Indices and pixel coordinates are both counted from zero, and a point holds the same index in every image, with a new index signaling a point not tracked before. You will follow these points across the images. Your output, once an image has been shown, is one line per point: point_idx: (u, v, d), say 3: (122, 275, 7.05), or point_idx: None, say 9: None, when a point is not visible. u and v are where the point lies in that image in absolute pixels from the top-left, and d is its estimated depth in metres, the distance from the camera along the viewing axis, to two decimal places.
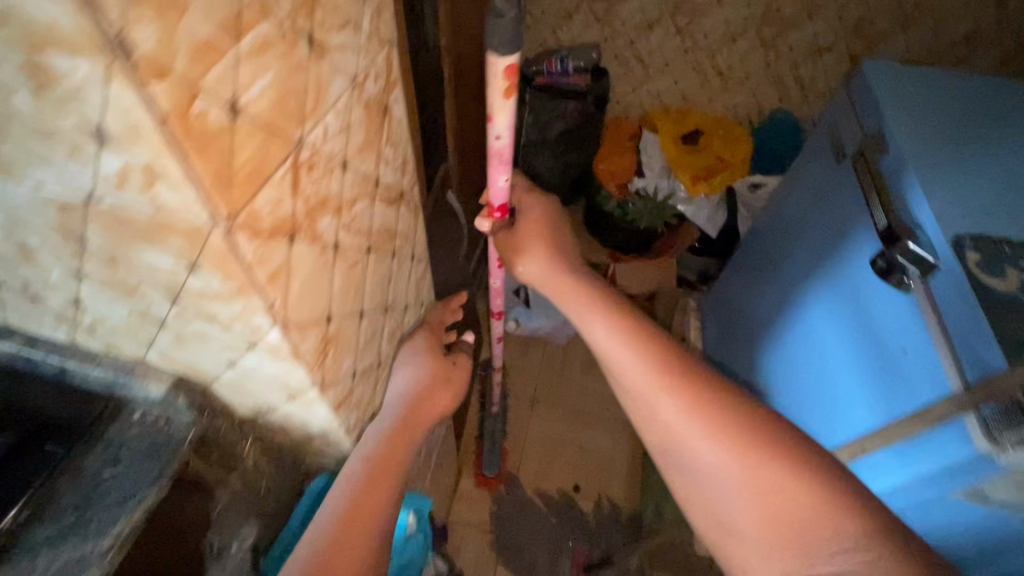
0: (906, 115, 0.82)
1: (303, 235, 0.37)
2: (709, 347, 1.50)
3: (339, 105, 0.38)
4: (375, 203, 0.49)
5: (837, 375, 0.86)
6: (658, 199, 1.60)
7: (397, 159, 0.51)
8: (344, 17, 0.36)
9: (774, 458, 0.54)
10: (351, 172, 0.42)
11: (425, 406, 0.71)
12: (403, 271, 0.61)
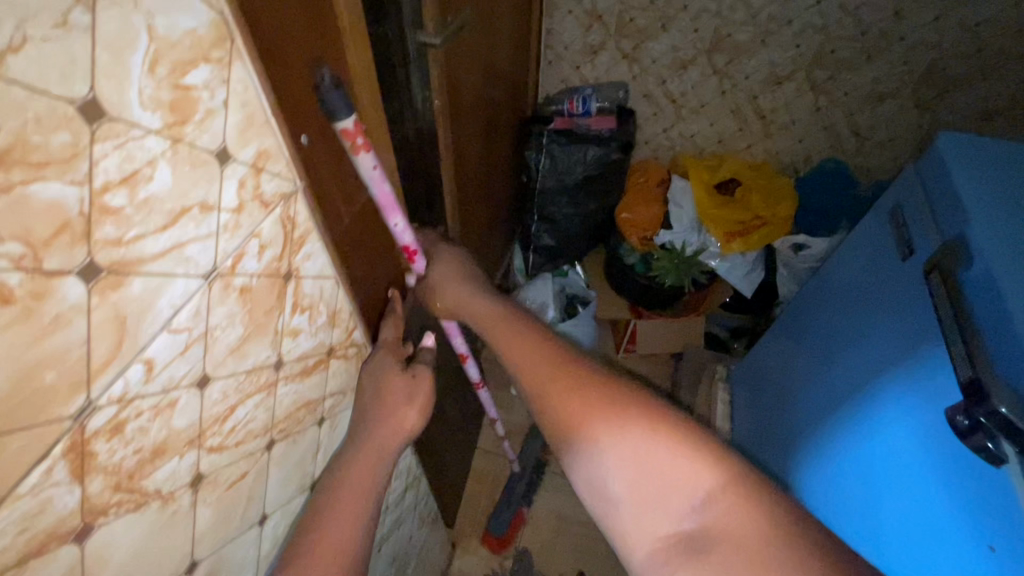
0: (998, 219, 0.66)
1: (125, 499, 0.32)
2: (737, 425, 1.33)
3: (177, 340, 0.33)
4: (275, 388, 0.45)
5: (906, 532, 0.69)
6: (687, 254, 1.44)
7: (310, 330, 0.47)
8: (168, 237, 0.30)
9: (646, 425, 0.50)
10: (217, 391, 0.37)
11: (383, 453, 0.59)
12: (323, 430, 0.56)
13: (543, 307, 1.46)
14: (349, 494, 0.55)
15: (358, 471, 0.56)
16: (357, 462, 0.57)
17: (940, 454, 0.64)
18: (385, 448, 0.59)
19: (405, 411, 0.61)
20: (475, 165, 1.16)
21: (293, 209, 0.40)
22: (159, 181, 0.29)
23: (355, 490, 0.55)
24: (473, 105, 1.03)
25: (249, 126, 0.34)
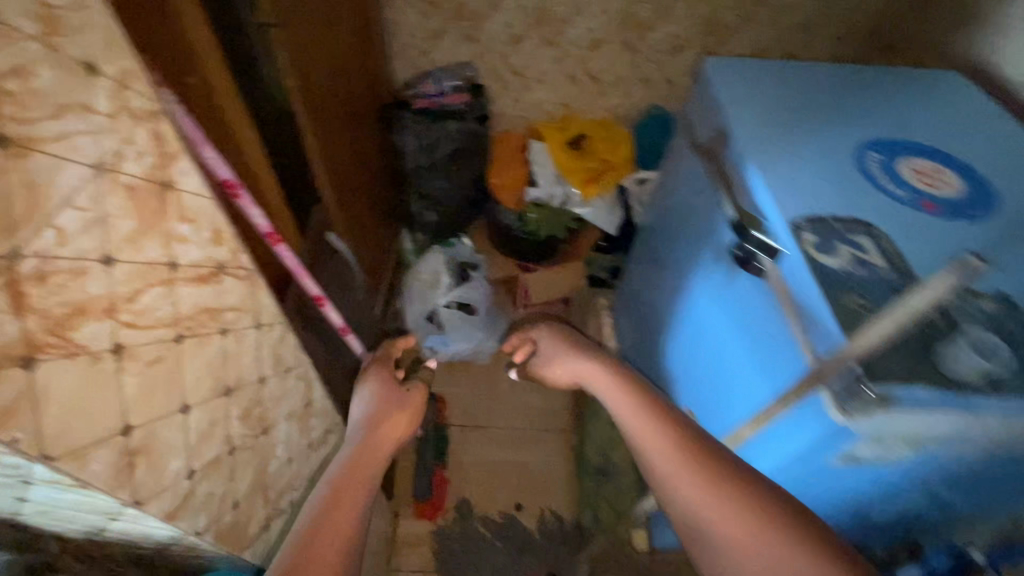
0: (751, 112, 0.86)
1: (55, 345, 0.40)
2: (624, 346, 1.50)
3: (80, 205, 0.41)
4: (177, 284, 0.52)
5: (718, 362, 0.85)
6: (554, 206, 1.62)
7: (201, 235, 0.55)
8: (55, 111, 0.39)
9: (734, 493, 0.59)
10: (124, 267, 0.46)
11: (375, 456, 0.69)
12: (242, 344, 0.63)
13: (437, 276, 1.56)
14: (342, 479, 0.63)
15: (355, 469, 0.65)
16: (351, 465, 0.65)
17: (732, 292, 0.82)
18: (373, 452, 0.70)
19: (399, 415, 0.78)
20: (345, 147, 1.23)
21: (161, 128, 0.49)
22: (44, 81, 0.38)
23: (356, 483, 0.64)
24: (330, 90, 1.10)
25: (111, 48, 0.43)
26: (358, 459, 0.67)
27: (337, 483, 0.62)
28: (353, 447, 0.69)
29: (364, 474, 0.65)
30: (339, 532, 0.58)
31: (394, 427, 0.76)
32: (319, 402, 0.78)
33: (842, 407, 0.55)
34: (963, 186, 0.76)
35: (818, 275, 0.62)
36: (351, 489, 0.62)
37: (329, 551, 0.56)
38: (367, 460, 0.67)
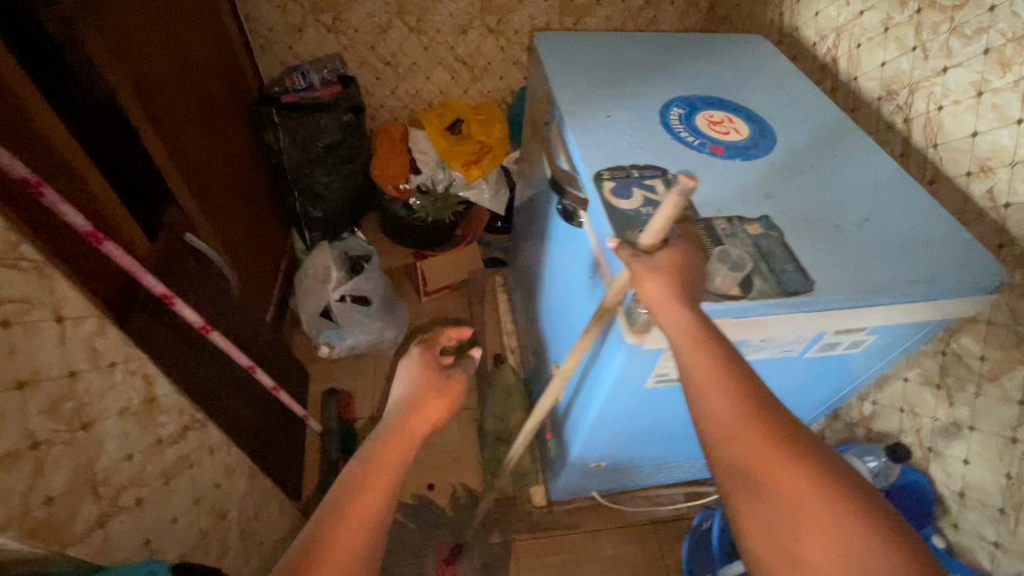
0: (573, 81, 0.93)
1: None
2: (518, 318, 1.58)
3: None
4: None
5: (573, 311, 0.94)
6: (439, 191, 1.65)
7: None
8: None
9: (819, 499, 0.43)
10: None
11: (418, 428, 0.65)
12: (44, 337, 0.55)
13: (327, 272, 1.56)
14: (379, 452, 0.58)
15: (398, 446, 0.60)
16: (400, 434, 0.62)
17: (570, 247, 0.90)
18: (415, 435, 0.63)
19: (435, 399, 0.70)
20: (204, 147, 1.18)
21: None
22: None
23: (393, 460, 0.57)
24: (173, 87, 1.06)
25: None
26: (420, 415, 0.66)
27: (380, 454, 0.58)
28: (394, 423, 0.64)
29: (403, 451, 0.59)
30: (374, 502, 0.52)
31: (436, 410, 0.69)
32: (167, 398, 0.76)
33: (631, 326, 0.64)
34: (747, 127, 0.87)
35: (612, 218, 0.69)
36: (388, 463, 0.57)
37: (358, 526, 0.50)
38: (418, 425, 0.65)
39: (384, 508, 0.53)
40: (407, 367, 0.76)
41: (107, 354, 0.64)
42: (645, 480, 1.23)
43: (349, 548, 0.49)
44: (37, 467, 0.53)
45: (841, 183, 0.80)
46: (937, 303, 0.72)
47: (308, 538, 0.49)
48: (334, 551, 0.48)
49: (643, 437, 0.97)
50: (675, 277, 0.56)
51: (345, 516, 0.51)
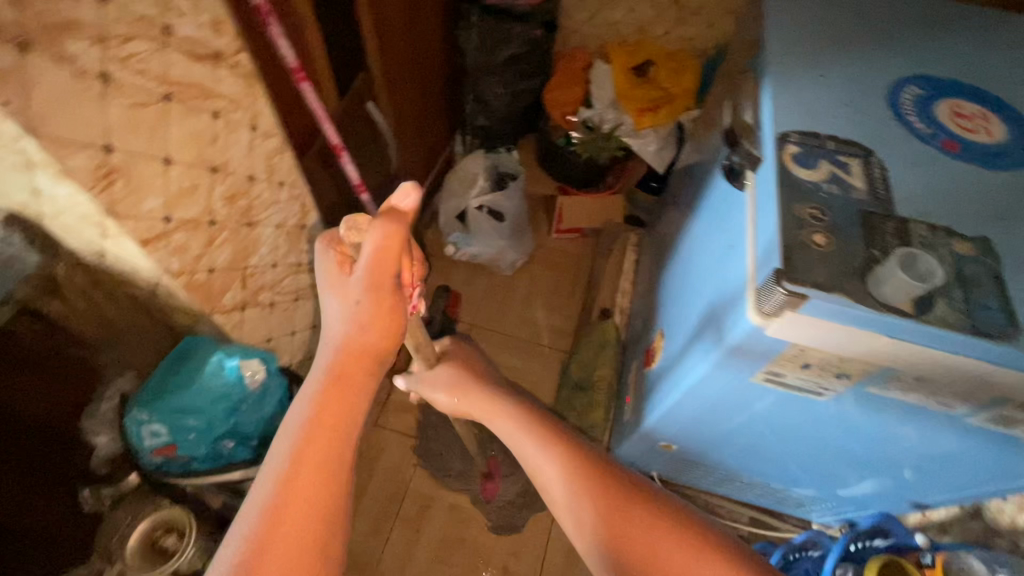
0: (791, 27, 0.80)
1: (44, 49, 0.41)
2: (638, 283, 1.53)
3: None
4: (169, 50, 0.51)
5: (691, 282, 0.87)
6: (604, 130, 1.58)
7: (198, 13, 0.52)
8: None
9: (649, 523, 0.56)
10: (115, 7, 0.45)
11: (369, 365, 0.54)
12: (237, 137, 0.64)
13: (474, 178, 1.62)
14: (303, 434, 0.49)
15: (337, 405, 0.51)
16: (340, 384, 0.52)
17: (713, 213, 0.81)
18: (358, 382, 0.53)
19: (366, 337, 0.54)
20: (405, 26, 1.25)
21: None
22: None
23: (335, 423, 0.50)
24: None
25: None
26: (352, 349, 0.53)
27: (319, 423, 0.50)
28: (329, 364, 0.53)
29: (343, 403, 0.51)
30: (315, 487, 0.47)
31: (377, 335, 0.54)
32: (314, 231, 0.87)
33: (758, 308, 0.57)
34: (1004, 130, 0.69)
35: (781, 183, 0.60)
36: (324, 440, 0.49)
37: (290, 534, 0.45)
38: (357, 363, 0.53)
39: (331, 486, 0.48)
40: (325, 278, 0.56)
41: (279, 175, 0.74)
42: (711, 485, 1.15)
43: (292, 539, 0.45)
44: (207, 239, 0.64)
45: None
46: None
47: (241, 545, 0.44)
48: (268, 554, 0.44)
49: (725, 435, 0.90)
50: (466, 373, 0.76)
51: (283, 504, 0.46)
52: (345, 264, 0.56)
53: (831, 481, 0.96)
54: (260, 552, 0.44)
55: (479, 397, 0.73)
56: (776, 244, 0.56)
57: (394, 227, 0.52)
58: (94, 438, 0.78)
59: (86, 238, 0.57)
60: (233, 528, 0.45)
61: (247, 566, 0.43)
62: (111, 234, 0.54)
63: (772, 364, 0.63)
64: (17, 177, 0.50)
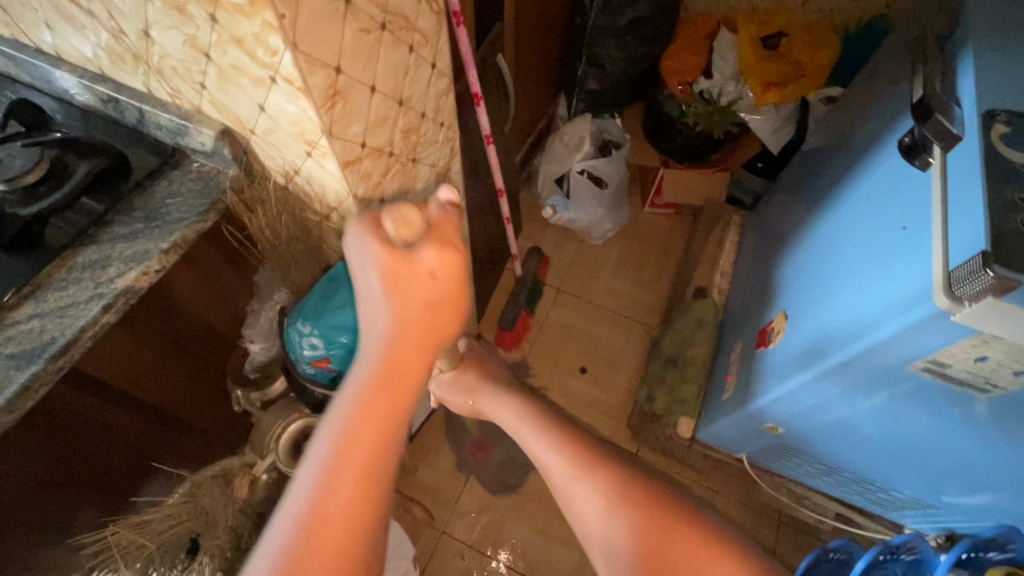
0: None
1: None
2: (738, 265, 1.48)
3: None
4: None
5: (836, 263, 0.84)
6: (722, 103, 1.51)
7: None
8: None
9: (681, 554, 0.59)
10: None
11: (421, 360, 0.52)
12: (422, 72, 0.66)
13: (580, 142, 1.59)
14: (355, 415, 0.46)
15: (388, 405, 0.48)
16: (395, 382, 0.49)
17: (879, 192, 0.78)
18: (411, 378, 0.50)
19: (434, 316, 0.53)
20: None
21: None
22: None
23: (382, 429, 0.47)
24: None
25: None
26: (405, 346, 0.51)
27: (356, 435, 0.46)
28: (380, 358, 0.49)
29: (394, 399, 0.48)
30: (344, 513, 0.44)
31: (443, 321, 0.53)
32: (455, 175, 0.90)
33: (952, 293, 0.55)
34: None
35: (988, 163, 0.56)
36: (371, 443, 0.46)
37: (337, 522, 0.43)
38: (414, 353, 0.51)
39: (370, 498, 0.45)
40: (370, 268, 0.52)
41: (442, 115, 0.77)
42: (804, 473, 1.14)
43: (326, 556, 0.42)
44: (385, 169, 0.67)
45: None
46: None
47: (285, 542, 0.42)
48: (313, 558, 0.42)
49: (844, 423, 0.88)
50: (480, 370, 0.81)
51: (317, 530, 0.42)
52: (400, 257, 0.52)
53: (946, 486, 0.93)
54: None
55: (495, 399, 0.78)
56: (983, 228, 0.53)
57: (451, 248, 0.53)
58: (248, 346, 0.87)
59: (290, 156, 0.61)
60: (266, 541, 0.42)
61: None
62: (319, 153, 0.58)
63: (941, 355, 0.62)
64: (251, 91, 0.54)
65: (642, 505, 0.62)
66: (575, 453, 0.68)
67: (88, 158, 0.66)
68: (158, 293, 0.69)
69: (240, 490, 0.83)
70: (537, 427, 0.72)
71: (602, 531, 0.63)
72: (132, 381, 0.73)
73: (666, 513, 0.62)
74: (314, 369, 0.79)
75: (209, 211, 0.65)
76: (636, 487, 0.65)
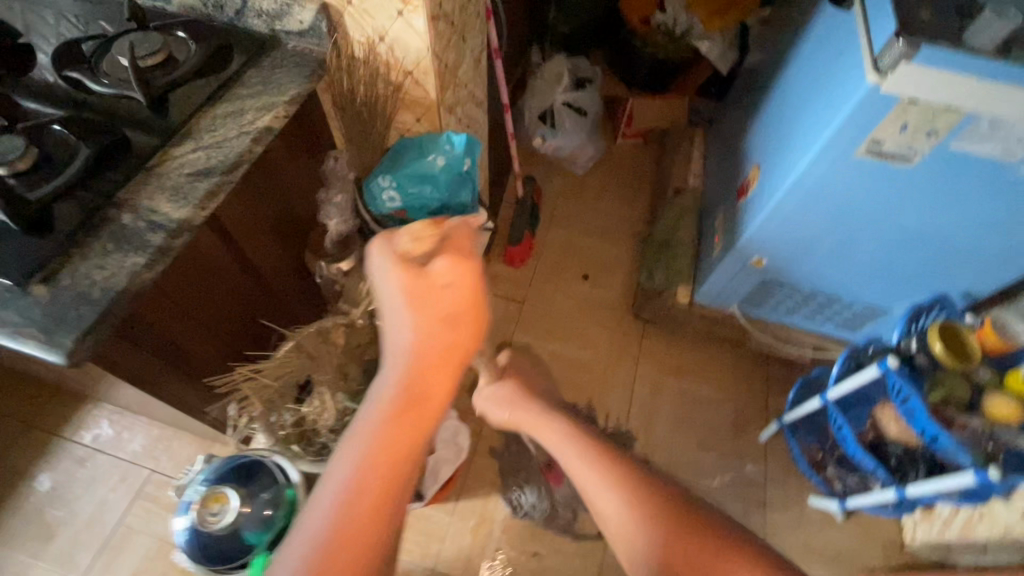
0: None
1: None
2: (707, 168, 1.72)
3: None
4: None
5: (788, 113, 1.09)
6: (676, 33, 1.77)
7: None
8: None
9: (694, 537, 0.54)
10: None
11: (442, 379, 0.53)
12: None
13: (558, 77, 1.79)
14: (366, 428, 0.48)
15: (406, 414, 0.49)
16: (415, 395, 0.50)
17: (816, 49, 1.02)
18: (431, 389, 0.52)
19: (455, 329, 0.55)
20: None
21: None
22: None
23: (404, 432, 0.48)
24: None
25: None
26: (431, 360, 0.53)
27: (373, 447, 0.47)
28: (401, 378, 0.51)
29: (414, 410, 0.50)
30: (355, 536, 0.43)
31: (465, 335, 0.55)
32: (483, 67, 1.07)
33: (877, 72, 0.79)
34: None
35: None
36: (396, 440, 0.47)
37: (352, 529, 0.43)
38: (435, 371, 0.53)
39: (388, 497, 0.45)
40: (397, 294, 0.56)
41: (478, 4, 0.94)
42: (783, 311, 1.38)
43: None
44: (449, 36, 0.84)
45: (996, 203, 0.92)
46: None
47: (306, 552, 0.42)
48: (345, 544, 0.42)
49: (811, 242, 1.13)
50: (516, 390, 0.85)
51: (337, 537, 0.42)
52: (421, 279, 0.57)
53: (895, 291, 1.19)
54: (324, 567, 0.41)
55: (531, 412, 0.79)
56: (891, 22, 0.77)
57: (465, 260, 0.58)
58: (326, 223, 0.98)
59: (381, 20, 0.78)
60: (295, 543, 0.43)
61: None
62: (409, 11, 0.75)
63: (878, 137, 0.86)
64: None
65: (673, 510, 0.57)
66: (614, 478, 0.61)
67: (203, 40, 0.79)
68: (267, 159, 0.83)
69: (338, 339, 0.95)
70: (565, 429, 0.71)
71: (621, 539, 0.58)
72: (246, 239, 0.85)
73: (692, 522, 0.56)
74: (393, 222, 0.94)
75: (313, 76, 0.80)
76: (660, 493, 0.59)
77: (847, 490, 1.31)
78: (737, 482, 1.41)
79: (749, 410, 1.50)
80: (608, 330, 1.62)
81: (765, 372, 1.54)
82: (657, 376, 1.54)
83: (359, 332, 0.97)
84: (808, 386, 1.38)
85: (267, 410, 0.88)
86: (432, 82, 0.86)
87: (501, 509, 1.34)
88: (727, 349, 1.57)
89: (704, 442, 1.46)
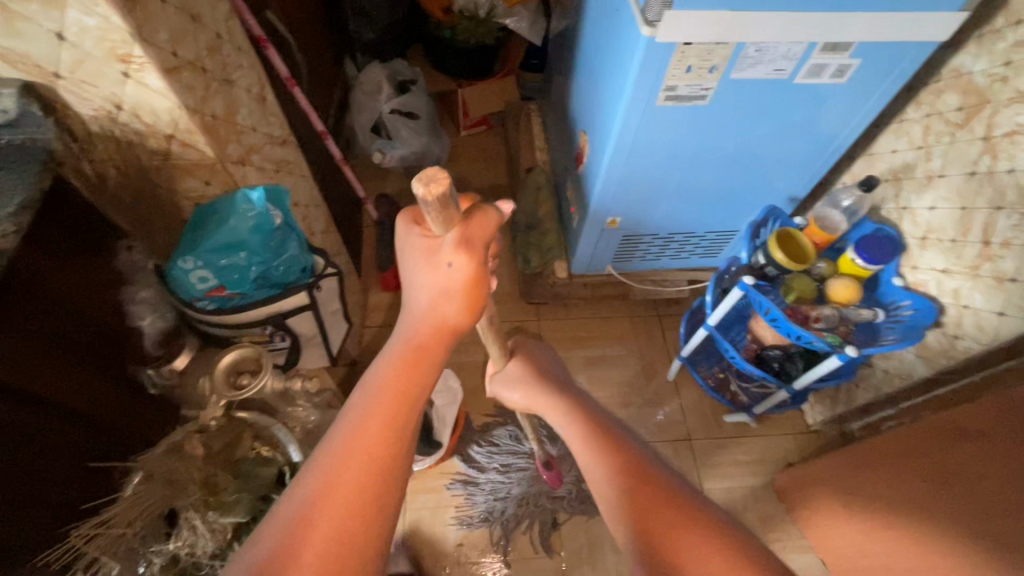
0: None
1: None
2: (550, 139, 1.73)
3: None
4: None
5: (594, 73, 1.10)
6: (481, 15, 1.72)
7: None
8: None
9: (677, 523, 0.54)
10: None
11: (437, 342, 0.55)
12: None
13: (379, 86, 1.70)
14: (374, 374, 0.53)
15: (409, 367, 0.53)
16: (417, 351, 0.54)
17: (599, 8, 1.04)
18: (430, 348, 0.54)
19: (449, 304, 0.54)
20: None
21: None
22: None
23: (403, 381, 0.52)
24: None
25: None
26: (434, 323, 0.55)
27: (380, 389, 0.51)
28: (409, 334, 0.55)
29: (415, 368, 0.53)
30: (365, 463, 0.47)
31: (459, 308, 0.55)
32: (273, 102, 0.97)
33: (650, 24, 0.81)
34: None
35: None
36: (396, 387, 0.51)
37: (361, 455, 0.47)
38: (433, 337, 0.55)
39: (394, 434, 0.49)
40: (413, 257, 0.55)
41: (236, 39, 0.83)
42: (653, 257, 1.44)
43: (352, 491, 0.46)
44: (205, 84, 0.73)
45: (800, 108, 0.99)
46: (908, 58, 0.92)
47: (319, 473, 0.47)
48: (354, 466, 0.47)
49: (652, 190, 1.17)
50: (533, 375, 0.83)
51: (343, 470, 0.47)
52: (434, 252, 0.54)
53: (738, 212, 1.28)
54: (331, 495, 0.45)
55: (545, 395, 0.79)
56: None
57: (474, 246, 0.53)
58: (139, 323, 0.87)
59: (108, 87, 0.66)
60: (296, 487, 0.47)
61: (303, 527, 0.44)
62: (136, 70, 0.64)
63: (672, 83, 0.89)
64: (44, 20, 0.59)
65: (656, 495, 0.57)
66: (613, 460, 0.63)
67: None
68: (27, 286, 0.67)
69: (196, 450, 0.83)
70: (576, 421, 0.70)
71: (608, 511, 0.59)
72: (33, 381, 0.68)
73: (677, 508, 0.56)
74: (214, 302, 0.83)
75: (43, 168, 0.66)
76: (653, 476, 0.60)
77: (753, 400, 1.42)
78: (660, 425, 1.46)
79: (652, 355, 1.56)
80: (505, 322, 1.60)
81: (657, 314, 1.61)
82: (563, 352, 1.55)
83: (218, 435, 0.86)
84: (695, 313, 1.46)
85: (129, 560, 0.75)
86: (204, 139, 0.75)
87: (450, 541, 1.29)
88: (618, 305, 1.62)
89: (623, 399, 1.49)
